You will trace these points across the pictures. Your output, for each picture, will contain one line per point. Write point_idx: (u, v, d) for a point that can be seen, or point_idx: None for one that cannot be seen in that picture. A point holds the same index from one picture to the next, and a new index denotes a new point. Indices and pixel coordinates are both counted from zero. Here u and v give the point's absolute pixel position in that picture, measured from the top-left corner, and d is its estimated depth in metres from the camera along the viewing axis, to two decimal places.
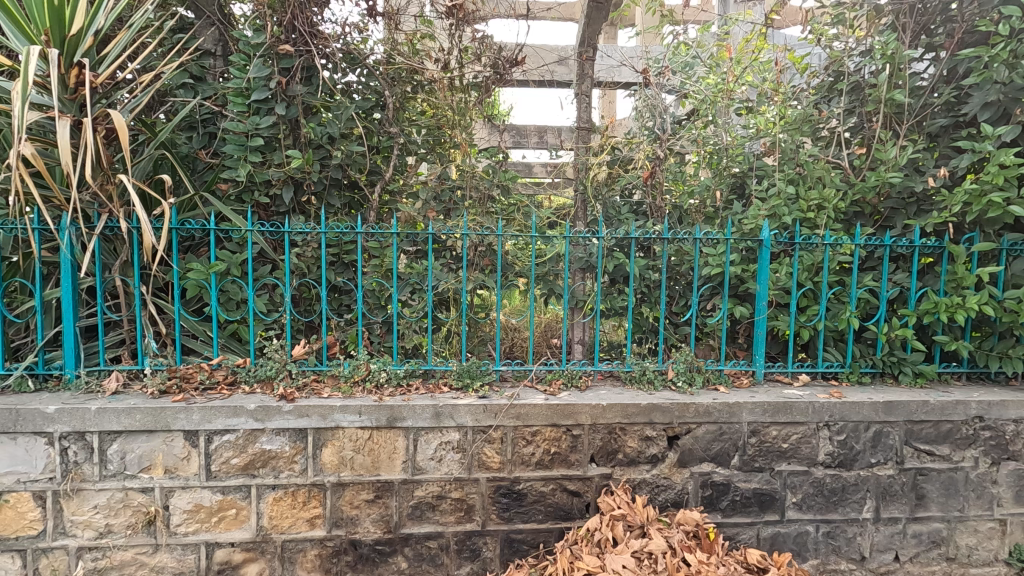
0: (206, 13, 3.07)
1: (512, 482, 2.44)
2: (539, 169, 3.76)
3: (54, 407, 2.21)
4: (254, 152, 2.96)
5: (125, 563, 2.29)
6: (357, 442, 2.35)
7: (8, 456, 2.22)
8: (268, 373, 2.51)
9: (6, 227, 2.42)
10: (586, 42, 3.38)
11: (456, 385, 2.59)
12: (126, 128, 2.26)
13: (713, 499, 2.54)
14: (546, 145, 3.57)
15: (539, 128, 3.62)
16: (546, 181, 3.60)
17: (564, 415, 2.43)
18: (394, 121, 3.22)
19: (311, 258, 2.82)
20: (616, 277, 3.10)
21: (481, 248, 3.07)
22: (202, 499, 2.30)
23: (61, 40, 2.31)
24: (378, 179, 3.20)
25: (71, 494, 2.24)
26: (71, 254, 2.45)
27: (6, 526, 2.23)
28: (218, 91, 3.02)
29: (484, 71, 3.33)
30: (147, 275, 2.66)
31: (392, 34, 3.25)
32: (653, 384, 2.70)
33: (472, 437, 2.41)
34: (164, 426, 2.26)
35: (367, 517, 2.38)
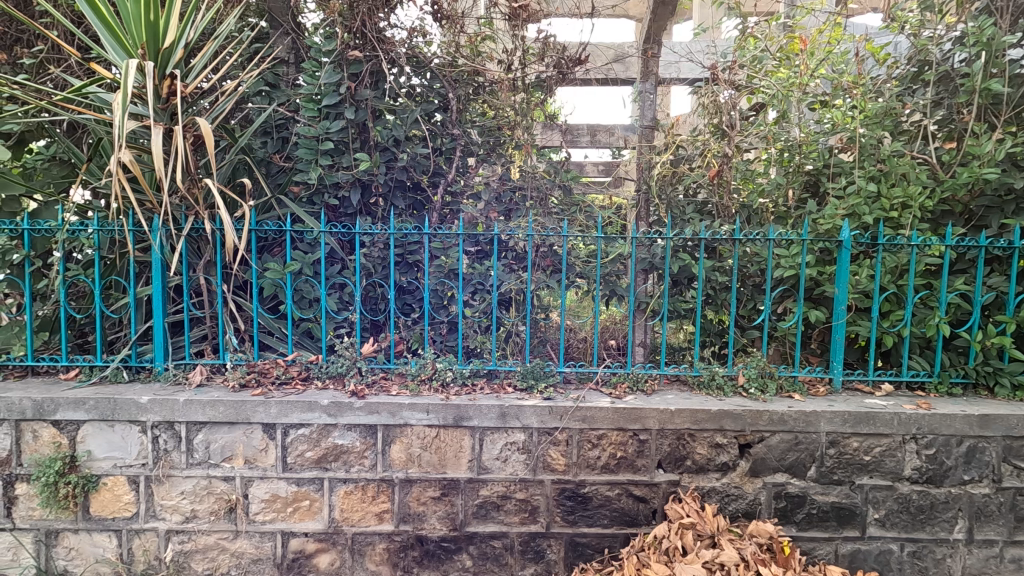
0: (280, 22, 3.19)
1: (578, 485, 2.42)
2: (588, 170, 3.73)
3: (147, 398, 2.36)
4: (325, 155, 3.08)
5: (208, 547, 2.42)
6: (424, 439, 2.39)
7: (106, 441, 2.38)
8: (339, 370, 2.58)
9: (106, 229, 2.60)
10: (652, 39, 3.34)
11: (521, 385, 2.59)
12: (212, 134, 2.38)
13: (788, 511, 2.44)
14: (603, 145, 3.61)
15: (591, 128, 3.62)
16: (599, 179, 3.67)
17: (631, 419, 2.40)
18: (457, 122, 3.27)
19: (378, 258, 2.91)
20: (680, 278, 3.03)
21: (542, 249, 3.08)
22: (279, 489, 2.40)
23: (155, 53, 2.45)
24: (441, 180, 3.27)
25: (161, 479, 2.38)
26: (161, 254, 2.60)
27: (104, 507, 2.40)
28: (293, 98, 3.14)
29: (547, 71, 3.34)
30: (228, 274, 2.80)
31: (455, 37, 3.28)
32: (723, 390, 2.61)
33: (538, 438, 2.40)
34: (245, 418, 2.37)
35: (433, 514, 2.41)
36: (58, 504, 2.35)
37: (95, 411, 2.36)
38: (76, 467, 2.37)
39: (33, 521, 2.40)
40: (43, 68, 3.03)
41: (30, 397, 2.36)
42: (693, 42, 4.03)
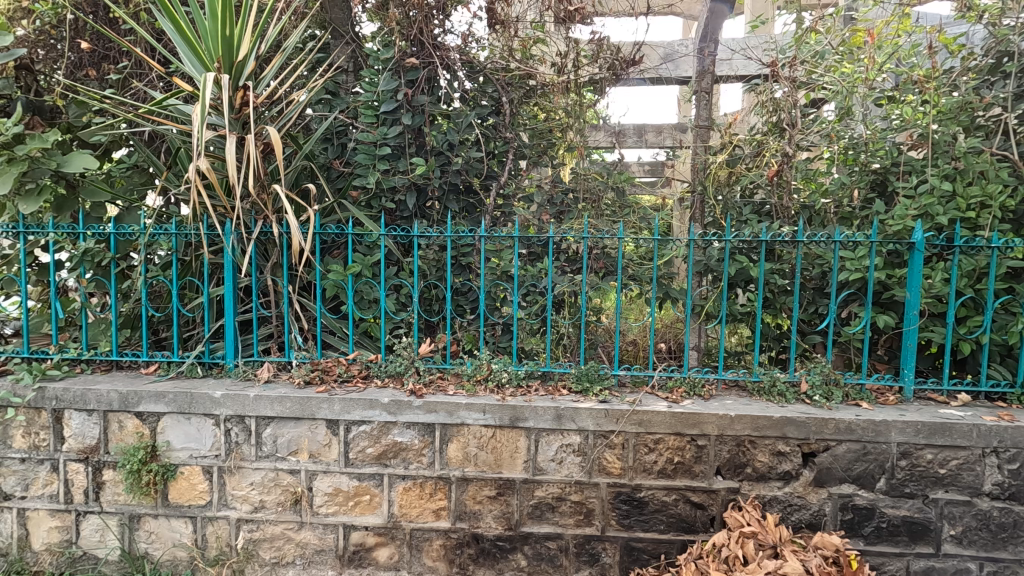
0: (341, 32, 3.32)
1: (634, 490, 2.41)
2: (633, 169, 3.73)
3: (221, 393, 2.49)
4: (382, 160, 3.18)
5: (275, 536, 2.52)
6: (481, 439, 2.43)
7: (184, 433, 2.53)
8: (398, 369, 2.65)
9: (183, 233, 2.76)
10: (708, 37, 3.27)
11: (576, 387, 2.59)
12: (281, 141, 2.49)
13: (856, 524, 2.35)
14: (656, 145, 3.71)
15: (638, 128, 3.64)
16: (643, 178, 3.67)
17: (689, 424, 2.36)
18: (510, 126, 3.31)
19: (434, 260, 2.98)
20: (738, 281, 2.97)
21: (595, 251, 3.08)
22: (341, 484, 2.48)
23: (229, 66, 2.59)
24: (494, 182, 3.31)
25: (233, 470, 2.51)
26: (233, 256, 2.74)
27: (182, 495, 2.55)
28: (352, 105, 3.25)
29: (601, 73, 3.36)
30: (293, 275, 2.91)
31: (507, 41, 3.31)
32: (784, 397, 2.54)
33: (594, 441, 2.40)
34: (310, 414, 2.46)
35: (489, 513, 2.45)
36: (141, 490, 2.51)
37: (174, 404, 2.51)
38: (156, 456, 2.53)
39: (118, 505, 2.57)
40: (127, 83, 3.25)
41: (116, 389, 2.53)
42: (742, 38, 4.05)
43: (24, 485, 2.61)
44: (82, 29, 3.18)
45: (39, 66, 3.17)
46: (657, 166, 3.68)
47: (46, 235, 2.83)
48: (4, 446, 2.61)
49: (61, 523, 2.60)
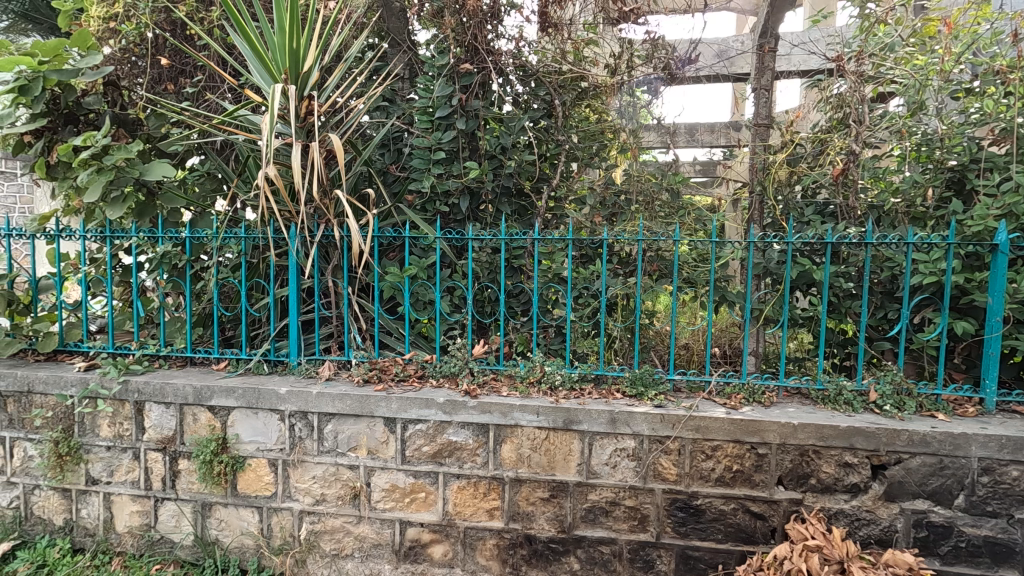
0: (398, 41, 3.42)
1: (690, 497, 2.36)
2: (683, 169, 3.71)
3: (285, 390, 2.60)
4: (437, 164, 3.24)
5: (335, 529, 2.62)
6: (534, 441, 2.44)
7: (251, 427, 2.66)
8: (453, 369, 2.71)
9: (251, 236, 2.90)
10: (768, 33, 3.16)
11: (630, 391, 2.56)
12: (342, 148, 2.59)
13: (931, 542, 2.22)
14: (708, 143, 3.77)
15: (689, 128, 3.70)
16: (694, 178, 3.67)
17: (749, 432, 2.30)
18: (562, 128, 3.32)
19: (487, 263, 3.02)
20: (799, 284, 2.86)
21: (649, 253, 3.05)
22: (398, 480, 2.55)
23: (296, 77, 2.71)
24: (546, 185, 3.33)
25: (296, 464, 2.62)
26: (297, 259, 2.86)
27: (249, 485, 2.68)
28: (409, 111, 3.35)
29: (655, 73, 3.37)
30: (353, 277, 3.02)
31: (560, 44, 3.33)
32: (851, 405, 2.43)
33: (649, 446, 2.37)
34: (368, 412, 2.54)
35: (542, 514, 2.46)
36: (212, 480, 2.66)
37: (243, 399, 2.64)
38: (227, 448, 2.67)
39: (192, 493, 2.73)
40: (202, 95, 3.46)
41: (191, 384, 2.69)
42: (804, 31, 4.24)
43: (109, 472, 2.81)
44: (161, 46, 3.41)
45: (123, 82, 3.39)
46: (708, 166, 3.68)
47: (129, 239, 3.04)
48: (93, 434, 2.82)
49: (142, 508, 2.79)
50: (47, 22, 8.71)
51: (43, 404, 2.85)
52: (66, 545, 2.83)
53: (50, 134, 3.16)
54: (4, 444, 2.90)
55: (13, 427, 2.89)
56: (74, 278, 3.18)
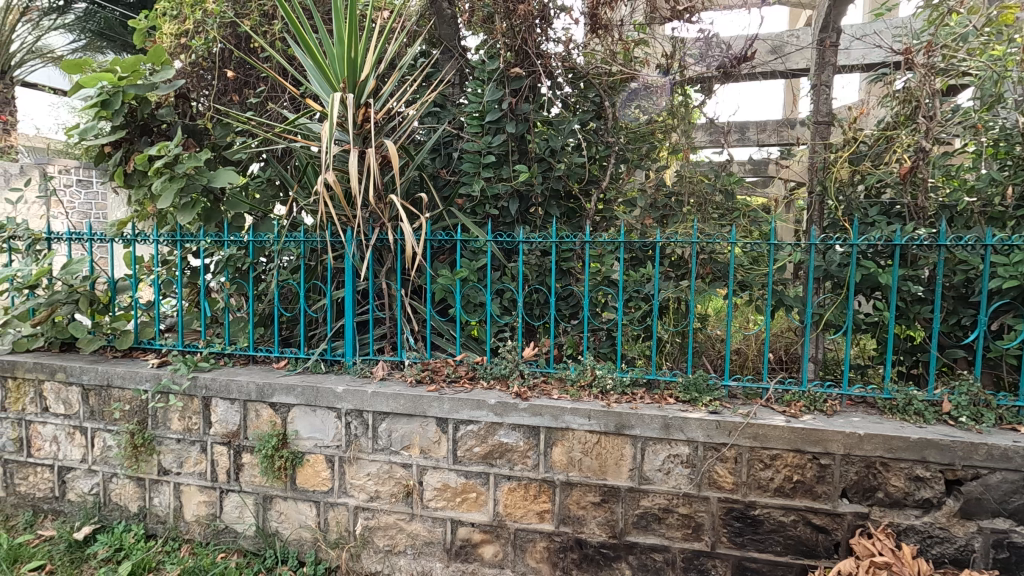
0: (450, 47, 3.49)
1: (747, 507, 2.29)
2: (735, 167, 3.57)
3: (342, 388, 2.68)
4: (487, 168, 3.26)
5: (389, 525, 2.68)
6: (585, 444, 2.43)
7: (310, 423, 2.75)
8: (503, 371, 2.73)
9: (310, 240, 3.01)
10: (830, 26, 3.01)
11: (684, 397, 2.51)
12: (397, 153, 2.66)
13: (1012, 564, 2.09)
14: (755, 142, 3.69)
15: (740, 126, 3.66)
16: (745, 179, 3.55)
17: (811, 441, 2.21)
18: (613, 130, 3.31)
19: (537, 266, 3.03)
20: (863, 288, 2.73)
21: (702, 256, 2.98)
22: (449, 480, 2.59)
23: (353, 86, 2.80)
24: (595, 187, 3.31)
25: (351, 461, 2.70)
26: (353, 262, 2.95)
27: (308, 480, 2.78)
28: (459, 116, 3.39)
29: (709, 72, 3.27)
30: (406, 280, 3.08)
31: (610, 45, 3.31)
32: (922, 416, 2.31)
33: (703, 453, 2.32)
34: (421, 411, 2.59)
35: (594, 519, 2.44)
36: (273, 473, 2.77)
37: (302, 396, 2.74)
38: (287, 443, 2.78)
39: (254, 486, 2.85)
40: (265, 105, 3.63)
41: (254, 381, 2.81)
42: (865, 24, 4.02)
43: (179, 463, 2.98)
44: (227, 59, 3.59)
45: (192, 94, 3.59)
46: (760, 165, 3.56)
47: (198, 243, 3.20)
48: (164, 427, 2.99)
49: (208, 499, 2.93)
50: (119, 39, 9.28)
51: (120, 398, 3.05)
52: (140, 531, 3.01)
53: (128, 145, 3.37)
54: (86, 434, 3.11)
55: (94, 418, 3.10)
56: (147, 280, 3.38)
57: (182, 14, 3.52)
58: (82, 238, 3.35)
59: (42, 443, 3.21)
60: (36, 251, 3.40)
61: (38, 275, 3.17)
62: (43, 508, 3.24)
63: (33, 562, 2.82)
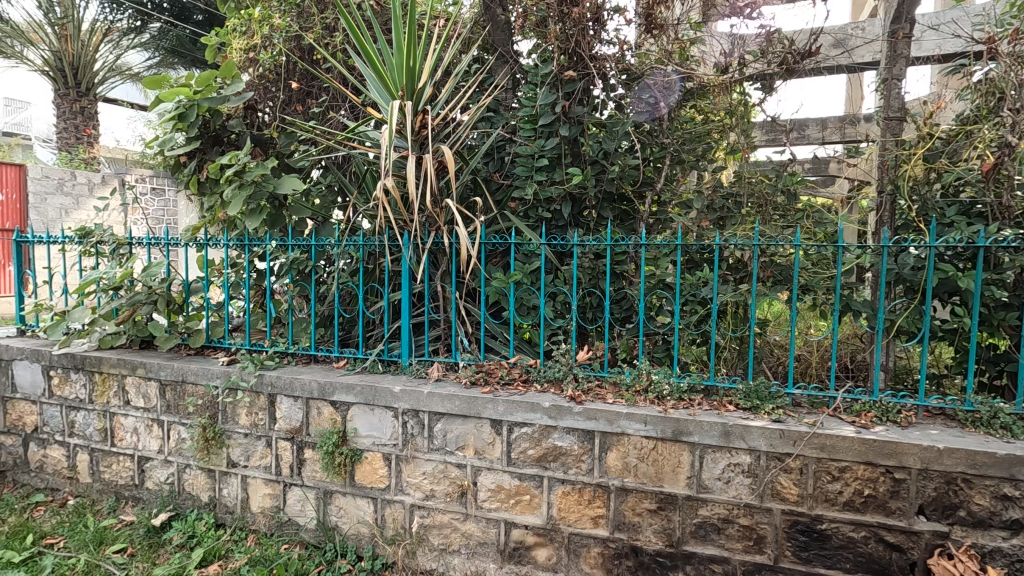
0: (503, 53, 3.52)
1: (813, 521, 2.20)
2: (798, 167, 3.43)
3: (399, 388, 2.75)
4: (540, 171, 3.26)
5: (444, 524, 2.72)
6: (641, 450, 2.39)
7: (368, 422, 2.83)
8: (557, 374, 2.73)
9: (369, 244, 3.10)
10: (902, 17, 2.89)
11: (745, 404, 2.44)
12: (453, 159, 2.72)
13: None
14: (810, 140, 3.59)
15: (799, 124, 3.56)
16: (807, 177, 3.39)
17: (884, 454, 2.10)
18: (669, 131, 3.26)
19: (590, 269, 3.02)
20: (941, 293, 2.58)
21: (763, 259, 2.89)
22: (503, 481, 2.61)
23: (411, 93, 2.88)
24: (649, 189, 3.26)
25: (408, 459, 2.76)
26: (410, 265, 3.02)
27: (366, 477, 2.86)
28: (511, 121, 3.42)
29: (769, 69, 3.16)
30: (460, 283, 3.13)
31: (666, 45, 3.26)
32: (1010, 431, 2.16)
33: (766, 463, 2.24)
34: (476, 413, 2.62)
35: (650, 526, 2.40)
36: (334, 469, 2.87)
37: (361, 395, 2.82)
38: (347, 440, 2.87)
39: (316, 480, 2.96)
40: (326, 114, 3.78)
41: (316, 380, 2.91)
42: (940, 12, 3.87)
43: (246, 456, 3.12)
44: (292, 71, 3.76)
45: (259, 105, 3.77)
46: (821, 164, 3.40)
47: (264, 247, 3.36)
48: (233, 422, 3.14)
49: (272, 491, 3.06)
50: (189, 54, 9.84)
51: (194, 393, 3.23)
52: (211, 520, 3.18)
53: (201, 154, 3.56)
54: (163, 426, 3.32)
55: (170, 411, 3.30)
56: (217, 282, 3.56)
57: (250, 30, 3.70)
58: (160, 243, 3.57)
59: (124, 433, 3.44)
60: (120, 255, 3.65)
61: (121, 277, 3.39)
62: (124, 494, 3.47)
63: (116, 544, 3.03)
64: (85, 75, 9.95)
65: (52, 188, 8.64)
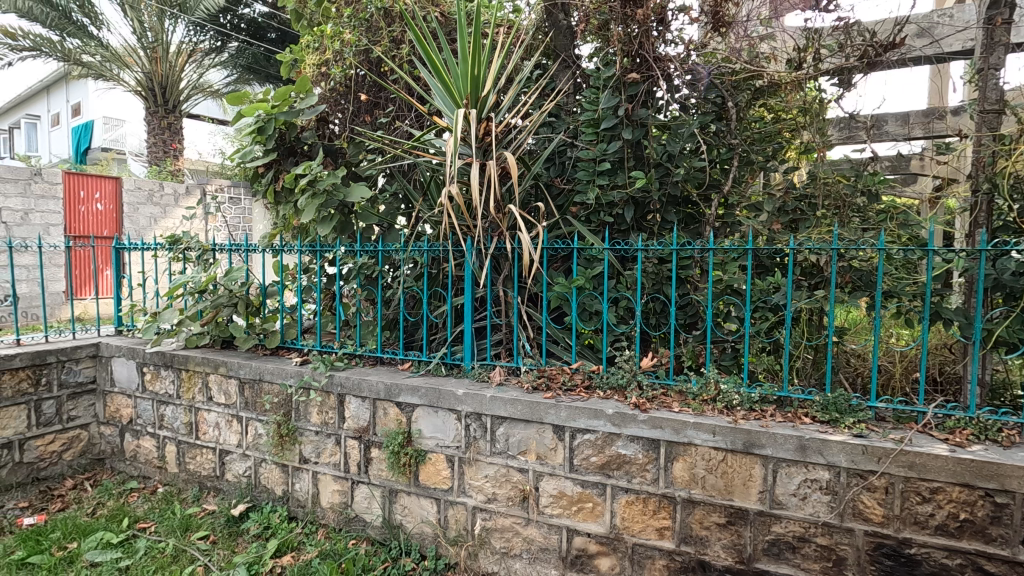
0: (565, 59, 3.53)
1: (901, 544, 2.06)
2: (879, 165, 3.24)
3: (462, 391, 2.79)
4: (602, 175, 3.22)
5: (505, 527, 2.73)
6: (710, 462, 2.31)
7: (433, 423, 2.89)
8: (621, 381, 2.69)
9: (433, 249, 3.17)
10: (1000, 2, 2.66)
11: (823, 417, 2.31)
12: (515, 165, 2.75)
13: None
14: (891, 135, 3.42)
15: (878, 120, 3.38)
16: (889, 175, 3.24)
17: (983, 476, 1.94)
18: (737, 131, 3.18)
19: (655, 274, 2.96)
20: None
21: (841, 264, 2.74)
22: (566, 487, 2.59)
23: (475, 101, 2.93)
24: (716, 192, 3.17)
25: (471, 462, 2.80)
26: (473, 270, 3.06)
27: (430, 477, 2.92)
28: (573, 125, 3.41)
29: (848, 63, 2.97)
30: (522, 288, 3.14)
31: (734, 43, 3.16)
32: None
33: (846, 480, 2.12)
34: (538, 418, 2.62)
35: (718, 541, 2.32)
36: (399, 469, 2.95)
37: (425, 397, 2.88)
38: (411, 441, 2.94)
39: (382, 479, 3.05)
40: (394, 124, 3.93)
41: (382, 381, 3.01)
42: None
43: (317, 453, 3.26)
44: (361, 83, 3.92)
45: (331, 117, 3.94)
46: (901, 162, 3.24)
47: (334, 252, 3.50)
48: (305, 419, 3.29)
49: (341, 488, 3.18)
50: (264, 70, 10.82)
51: (270, 391, 3.41)
52: (284, 513, 3.34)
53: (277, 166, 3.77)
54: (241, 422, 3.52)
55: (248, 408, 3.49)
56: (291, 286, 3.74)
57: (322, 46, 3.91)
58: (240, 248, 3.79)
59: (207, 428, 3.67)
60: (205, 260, 3.90)
61: (206, 281, 3.63)
62: (207, 485, 3.71)
63: (200, 531, 3.24)
64: (173, 93, 10.72)
65: (143, 199, 9.40)
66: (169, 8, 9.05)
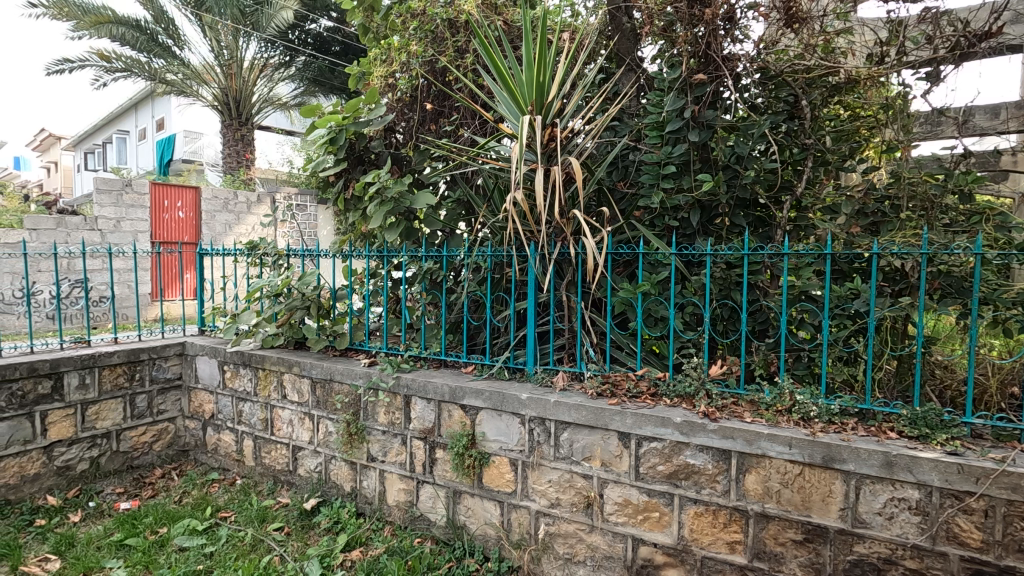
0: (627, 61, 3.50)
1: (1002, 573, 1.92)
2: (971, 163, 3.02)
3: (527, 396, 2.81)
4: (666, 179, 3.15)
5: (569, 533, 2.73)
6: (785, 475, 2.22)
7: (496, 427, 2.92)
8: (688, 389, 2.63)
9: (497, 254, 3.20)
10: None
11: (911, 432, 2.17)
12: (580, 169, 2.74)
13: None
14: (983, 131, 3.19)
15: (969, 114, 3.15)
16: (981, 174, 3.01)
17: None
18: (811, 131, 3.04)
19: (723, 280, 2.87)
20: None
21: (929, 269, 2.57)
22: (631, 495, 2.56)
23: (540, 107, 2.95)
24: (788, 194, 3.05)
25: (534, 466, 2.81)
26: (536, 275, 3.07)
27: (493, 480, 2.95)
28: (637, 129, 3.37)
29: (937, 55, 2.79)
30: (586, 293, 3.13)
31: (808, 39, 3.03)
32: None
33: (939, 500, 1.99)
34: (603, 424, 2.60)
35: (794, 558, 2.22)
36: (463, 470, 3.00)
37: (489, 400, 2.92)
38: (475, 443, 2.99)
39: (446, 480, 3.11)
40: (458, 132, 4.00)
41: (447, 384, 3.07)
42: None
43: (384, 452, 3.36)
44: (425, 92, 4.02)
45: (397, 126, 4.07)
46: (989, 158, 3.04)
47: (400, 257, 3.60)
48: (373, 419, 3.40)
49: (406, 487, 3.27)
50: (329, 83, 11.74)
51: (340, 391, 3.55)
52: (353, 508, 3.46)
53: (347, 175, 3.93)
54: (313, 419, 3.68)
55: (319, 407, 3.65)
56: (359, 290, 3.89)
57: (389, 58, 4.03)
58: (312, 254, 3.97)
59: (281, 424, 3.86)
60: (280, 265, 4.11)
61: (281, 285, 3.82)
62: (281, 478, 3.90)
63: (276, 523, 3.41)
64: (246, 106, 11.35)
65: (219, 207, 9.95)
66: (244, 27, 9.63)
